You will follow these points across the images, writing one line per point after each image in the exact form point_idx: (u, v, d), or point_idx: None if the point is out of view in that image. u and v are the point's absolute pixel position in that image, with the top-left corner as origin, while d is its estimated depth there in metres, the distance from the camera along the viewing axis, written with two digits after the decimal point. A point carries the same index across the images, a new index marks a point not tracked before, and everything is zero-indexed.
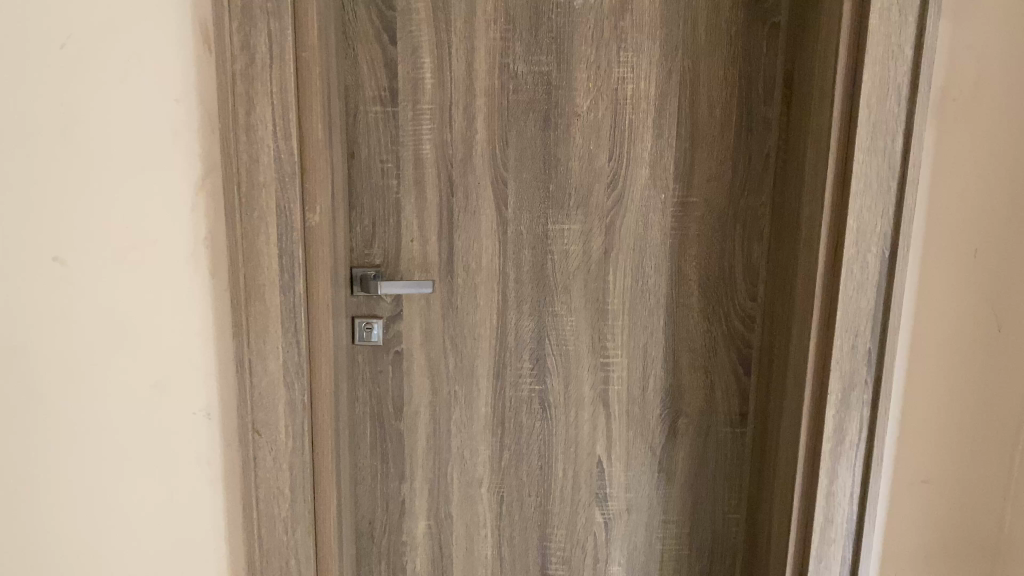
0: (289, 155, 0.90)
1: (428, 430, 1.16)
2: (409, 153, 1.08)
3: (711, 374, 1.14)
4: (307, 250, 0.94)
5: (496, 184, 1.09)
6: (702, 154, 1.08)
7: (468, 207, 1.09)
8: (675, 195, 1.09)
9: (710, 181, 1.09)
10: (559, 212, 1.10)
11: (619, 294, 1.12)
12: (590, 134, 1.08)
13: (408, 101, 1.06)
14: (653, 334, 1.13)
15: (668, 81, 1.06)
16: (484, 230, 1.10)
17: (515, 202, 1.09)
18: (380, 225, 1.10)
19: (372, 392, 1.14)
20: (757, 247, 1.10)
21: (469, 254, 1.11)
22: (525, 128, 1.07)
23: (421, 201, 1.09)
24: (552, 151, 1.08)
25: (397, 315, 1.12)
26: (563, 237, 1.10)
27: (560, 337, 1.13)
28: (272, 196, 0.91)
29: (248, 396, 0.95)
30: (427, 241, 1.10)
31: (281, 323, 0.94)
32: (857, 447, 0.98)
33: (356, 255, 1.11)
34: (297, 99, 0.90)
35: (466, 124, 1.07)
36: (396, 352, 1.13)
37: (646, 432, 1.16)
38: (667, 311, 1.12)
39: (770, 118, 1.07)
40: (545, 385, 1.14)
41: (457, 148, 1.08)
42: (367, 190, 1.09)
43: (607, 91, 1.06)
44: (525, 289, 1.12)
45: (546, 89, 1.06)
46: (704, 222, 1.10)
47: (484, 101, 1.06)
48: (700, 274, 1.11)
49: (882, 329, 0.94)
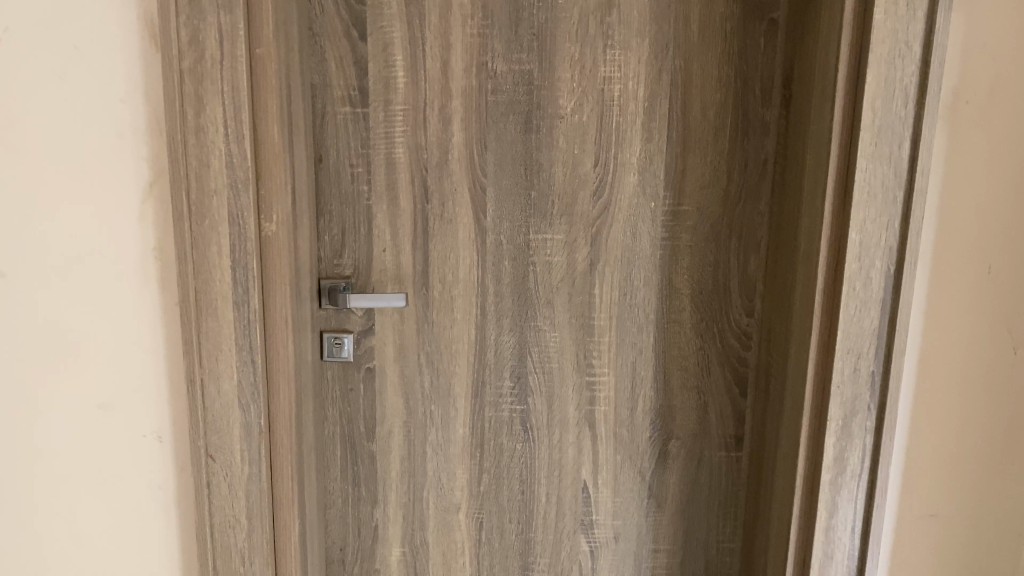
0: (243, 159, 0.83)
1: (402, 452, 1.09)
2: (381, 158, 1.01)
3: (705, 395, 1.07)
4: (264, 262, 0.87)
5: (474, 190, 1.02)
6: (694, 159, 1.01)
7: (444, 215, 1.02)
8: (666, 203, 1.02)
9: (703, 188, 1.01)
10: (542, 221, 1.02)
11: (606, 310, 1.05)
12: (574, 137, 1.00)
13: (380, 102, 1.00)
14: (643, 352, 1.06)
15: (658, 81, 0.99)
16: (461, 240, 1.03)
17: (494, 210, 1.02)
18: (350, 234, 1.03)
19: (343, 411, 1.07)
20: (754, 259, 1.03)
21: (445, 265, 1.04)
22: (505, 131, 1.00)
23: (394, 208, 1.02)
24: (534, 155, 1.01)
25: (369, 330, 1.05)
26: (546, 247, 1.03)
27: (543, 354, 1.06)
28: (225, 204, 0.84)
29: (200, 419, 0.88)
30: (400, 250, 1.03)
31: (235, 341, 0.87)
32: (860, 478, 0.90)
33: (325, 265, 1.04)
34: (252, 98, 0.83)
35: (442, 126, 1.00)
36: (367, 369, 1.06)
37: (635, 456, 1.08)
38: (658, 327, 1.05)
39: (769, 121, 0.99)
40: (526, 405, 1.07)
41: (432, 152, 1.01)
42: (336, 197, 1.02)
43: (593, 92, 0.99)
44: (506, 303, 1.05)
45: (528, 89, 0.99)
46: (697, 232, 1.02)
47: (461, 101, 0.99)
48: (693, 288, 1.04)
49: (887, 351, 0.87)
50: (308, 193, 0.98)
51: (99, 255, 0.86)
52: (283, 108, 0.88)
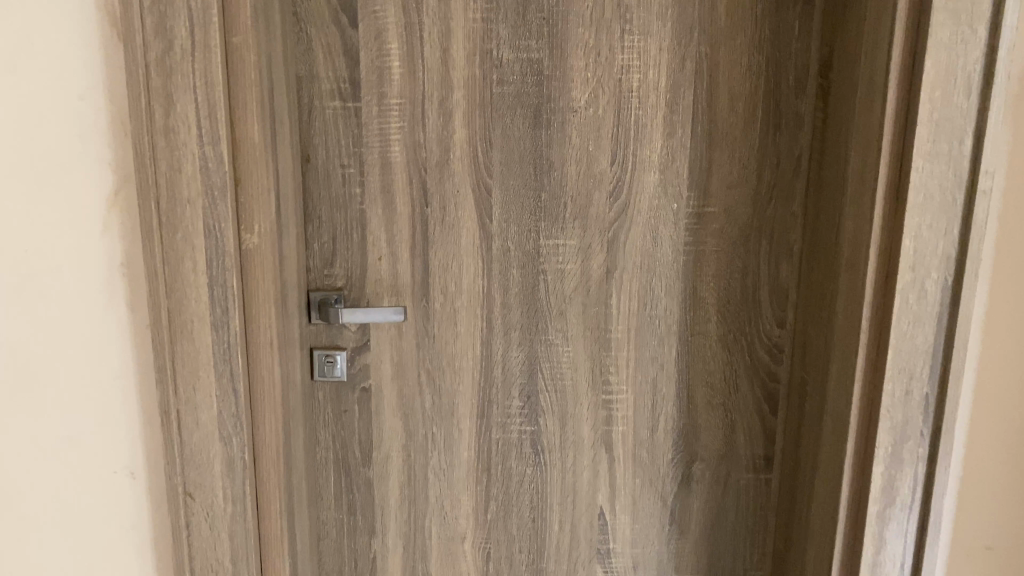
0: (220, 163, 0.74)
1: (402, 478, 0.99)
2: (375, 157, 0.91)
3: (731, 413, 0.98)
4: (245, 277, 0.78)
5: (478, 192, 0.92)
6: (721, 156, 0.91)
7: (445, 220, 0.93)
8: (690, 204, 0.92)
9: (730, 188, 0.92)
10: (553, 224, 0.93)
11: (623, 322, 0.95)
12: (589, 133, 0.91)
13: (373, 95, 0.90)
14: (664, 368, 0.96)
15: (681, 69, 0.89)
16: (463, 246, 0.93)
17: (501, 213, 0.93)
18: (341, 241, 0.93)
19: (336, 435, 0.98)
20: (785, 265, 0.94)
21: (447, 274, 0.94)
22: (513, 127, 0.91)
23: (390, 212, 0.93)
24: (544, 153, 0.91)
25: (364, 346, 0.96)
26: (557, 254, 0.94)
27: (555, 371, 0.97)
28: (199, 214, 0.74)
29: (176, 454, 0.79)
30: (397, 259, 0.94)
31: (214, 367, 0.77)
32: (910, 509, 0.82)
33: (314, 276, 0.94)
34: (229, 94, 0.74)
35: (442, 121, 0.90)
36: (362, 389, 0.97)
37: (656, 480, 1.00)
38: (681, 340, 0.96)
39: (803, 113, 0.90)
40: (536, 426, 0.98)
41: (432, 150, 0.91)
42: (326, 200, 0.92)
43: (609, 82, 0.89)
44: (513, 316, 0.95)
45: (537, 79, 0.89)
46: (724, 235, 0.93)
47: (464, 94, 0.90)
48: (719, 298, 0.95)
49: (943, 371, 0.78)
50: (294, 198, 0.88)
51: (59, 272, 0.75)
52: (263, 105, 0.78)
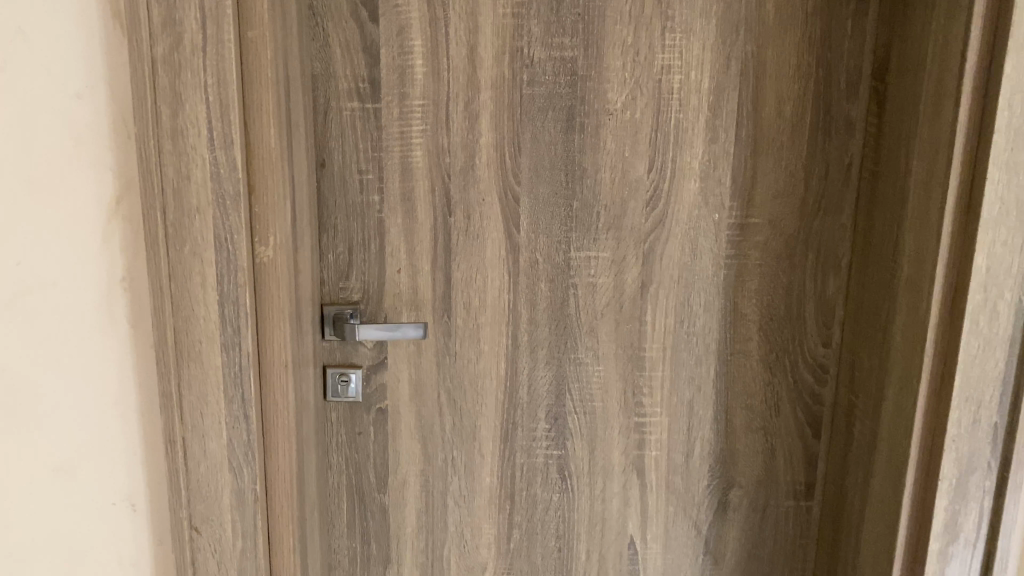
0: (233, 169, 0.67)
1: (420, 505, 0.93)
2: (395, 162, 0.85)
3: (771, 436, 0.92)
4: (258, 293, 0.71)
5: (506, 201, 0.86)
6: (767, 164, 0.85)
7: (470, 230, 0.86)
8: (733, 215, 0.86)
9: (775, 198, 0.86)
10: (585, 235, 0.87)
11: (658, 340, 0.89)
12: (625, 137, 0.85)
13: (393, 96, 0.83)
14: (701, 389, 0.90)
15: (726, 70, 0.83)
16: (489, 258, 0.87)
17: (529, 222, 0.86)
18: (357, 252, 0.87)
19: (350, 458, 0.91)
20: (833, 280, 0.88)
21: (470, 288, 0.88)
22: (544, 130, 0.84)
23: (411, 221, 0.86)
24: (576, 159, 0.85)
25: (380, 364, 0.89)
26: (589, 266, 0.88)
27: (584, 392, 0.90)
28: (209, 224, 0.68)
29: (181, 486, 0.72)
30: (418, 271, 0.87)
31: (224, 391, 0.71)
32: (975, 546, 0.76)
33: (328, 289, 0.88)
34: (243, 94, 0.67)
35: (468, 124, 0.84)
36: (378, 410, 0.90)
37: (690, 507, 0.93)
38: (720, 359, 0.90)
39: (855, 118, 0.84)
40: (564, 450, 0.92)
41: (456, 155, 0.85)
42: (341, 208, 0.86)
43: (648, 83, 0.83)
44: (541, 333, 0.89)
45: (571, 80, 0.83)
46: (768, 248, 0.87)
47: (491, 95, 0.83)
48: (761, 314, 0.89)
49: (1013, 399, 0.72)
50: (309, 206, 0.82)
51: (54, 287, 0.68)
52: (277, 106, 0.71)
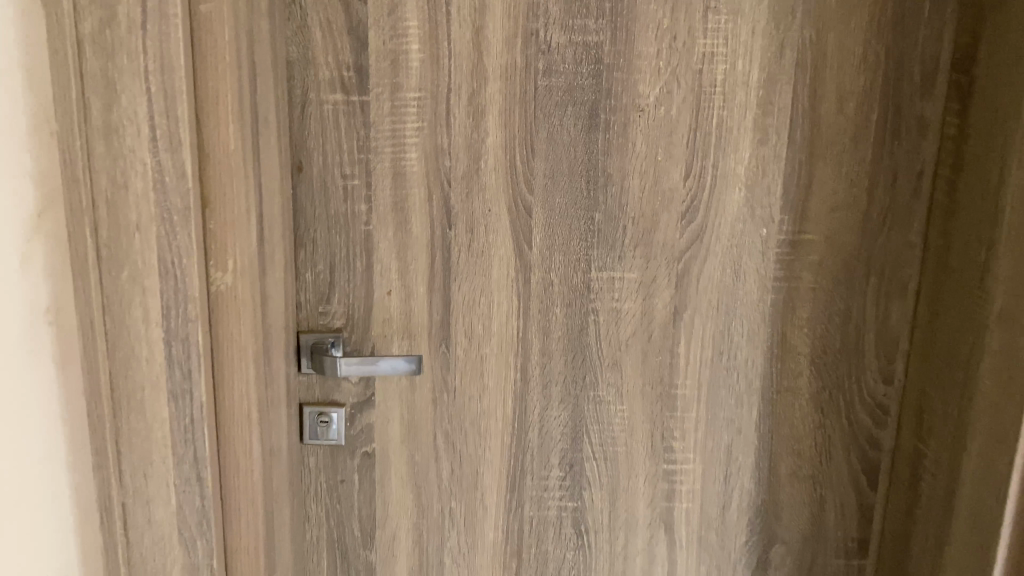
0: (181, 178, 0.54)
1: (412, 563, 0.80)
2: (385, 166, 0.72)
3: (820, 486, 0.79)
4: (213, 329, 0.58)
5: (516, 212, 0.73)
6: (824, 171, 0.72)
7: (473, 246, 0.73)
8: (783, 230, 0.73)
9: (833, 211, 0.73)
10: (608, 253, 0.74)
11: (692, 376, 0.76)
12: (658, 138, 0.71)
13: (383, 87, 0.70)
14: (740, 432, 0.78)
15: (779, 59, 0.70)
16: (495, 279, 0.74)
17: (543, 237, 0.73)
18: (340, 271, 0.73)
19: (331, 510, 0.78)
20: (897, 307, 0.75)
21: (473, 314, 0.75)
22: (561, 130, 0.71)
23: (404, 235, 0.73)
24: (600, 163, 0.72)
25: (366, 403, 0.76)
26: (613, 290, 0.74)
27: (605, 435, 0.77)
28: (151, 245, 0.55)
29: (121, 563, 0.59)
30: (411, 293, 0.74)
31: (170, 447, 0.58)
32: None
33: (305, 313, 0.74)
34: (194, 84, 0.54)
35: (472, 121, 0.71)
36: (364, 454, 0.77)
37: (725, 566, 0.81)
38: (763, 398, 0.77)
39: (930, 117, 0.71)
40: (581, 501, 0.79)
41: (457, 158, 0.72)
42: (321, 220, 0.72)
43: (686, 74, 0.70)
44: (555, 367, 0.76)
45: (595, 69, 0.70)
46: (823, 270, 0.74)
47: (500, 87, 0.70)
48: (814, 346, 0.76)
49: None
50: (282, 218, 0.68)
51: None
52: (238, 99, 0.58)
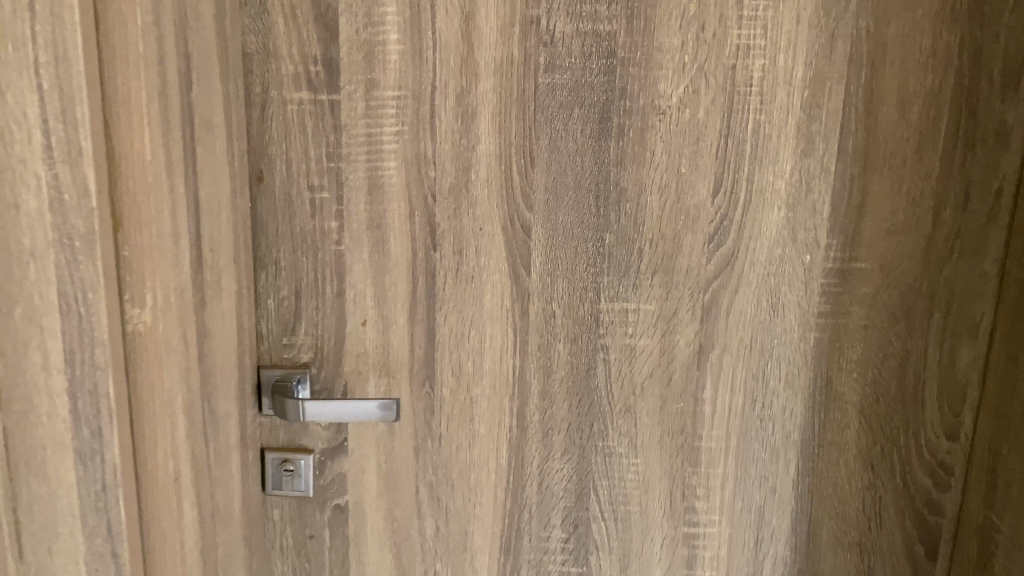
0: (83, 196, 0.43)
1: None
2: (359, 176, 0.61)
3: (869, 557, 0.66)
4: (130, 379, 0.48)
5: (512, 231, 0.62)
6: (881, 187, 0.60)
7: (462, 270, 0.63)
8: (830, 256, 0.61)
9: (890, 236, 0.61)
10: (621, 280, 0.62)
11: (718, 426, 0.65)
12: (682, 147, 0.60)
13: (356, 83, 0.59)
14: (774, 491, 0.66)
15: (830, 52, 0.58)
16: (487, 310, 0.63)
17: (543, 262, 0.62)
18: (307, 298, 0.63)
19: (299, 569, 0.68)
20: (966, 348, 0.62)
21: (462, 349, 0.64)
22: (566, 136, 0.60)
23: (381, 257, 0.62)
24: (612, 175, 0.61)
25: (338, 449, 0.66)
26: (626, 324, 0.63)
27: (615, 493, 0.66)
28: (50, 277, 0.43)
29: None
30: (390, 325, 0.64)
31: (79, 520, 0.47)
32: None
33: (268, 345, 0.64)
34: (100, 81, 0.43)
35: (461, 125, 0.60)
36: (336, 508, 0.67)
37: None
38: (803, 453, 0.65)
39: (1014, 123, 0.58)
40: (586, 567, 0.68)
41: (443, 168, 0.61)
42: (285, 238, 0.62)
43: (716, 71, 0.59)
44: (557, 413, 0.65)
45: (607, 63, 0.59)
46: (877, 304, 0.62)
47: (494, 85, 0.59)
48: (863, 393, 0.63)
49: None
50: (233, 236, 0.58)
51: None
52: (156, 98, 0.48)
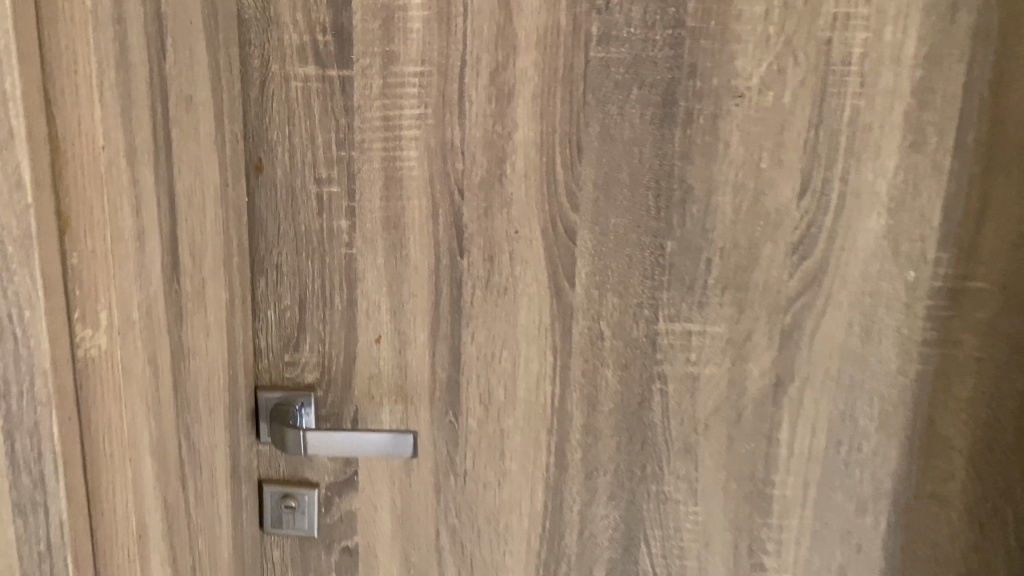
0: (17, 188, 0.34)
1: None
2: (374, 167, 0.52)
3: None
4: (81, 416, 0.38)
5: (554, 236, 0.52)
6: (1006, 190, 0.49)
7: (493, 281, 0.53)
8: (940, 272, 0.50)
9: (1015, 250, 0.50)
10: (684, 297, 0.52)
11: (795, 471, 0.54)
12: (762, 138, 0.50)
13: (372, 57, 0.50)
14: (860, 550, 0.55)
15: (950, 24, 0.47)
16: (523, 328, 0.53)
17: (590, 272, 0.52)
18: (313, 309, 0.54)
19: None
20: None
21: (492, 373, 0.54)
22: (621, 123, 0.50)
23: (399, 264, 0.53)
24: (675, 170, 0.50)
25: (347, 485, 0.57)
26: (688, 349, 0.53)
27: (670, 545, 0.56)
28: None
29: None
30: (408, 343, 0.54)
31: None
32: None
33: (267, 363, 0.55)
34: (38, 44, 0.34)
35: (496, 108, 0.50)
36: (344, 551, 0.58)
37: None
38: (896, 506, 0.54)
39: None
40: None
41: (473, 159, 0.51)
42: (287, 239, 0.53)
43: (807, 45, 0.48)
44: (603, 451, 0.55)
45: (674, 35, 0.49)
46: (995, 331, 0.51)
47: (536, 60, 0.49)
48: (974, 438, 0.52)
49: None
50: (200, 243, 0.47)
51: None
52: (113, 67, 0.39)
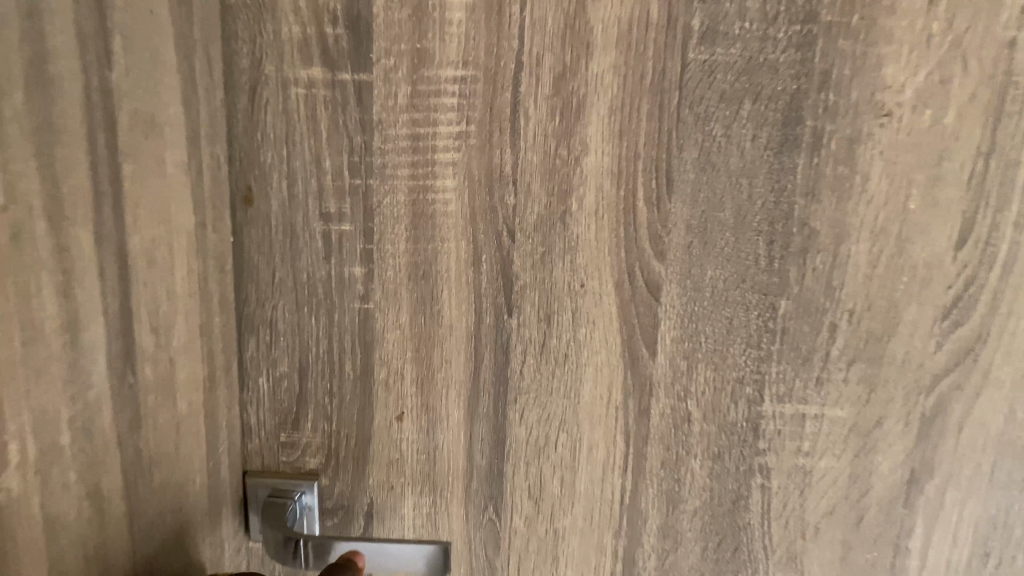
0: None
1: None
2: (397, 200, 0.39)
3: None
4: None
5: (632, 292, 0.40)
6: None
7: (550, 347, 0.41)
8: None
9: None
10: (798, 373, 0.40)
11: None
12: (912, 170, 0.38)
13: (397, 57, 0.38)
14: None
15: None
16: (587, 407, 0.42)
17: (676, 338, 0.40)
18: (316, 379, 0.42)
19: None
20: None
21: (545, 461, 0.43)
22: (726, 147, 0.38)
23: (429, 323, 0.41)
24: (796, 210, 0.38)
25: None
26: (801, 436, 0.41)
27: None
28: None
29: None
30: (438, 421, 0.42)
31: None
32: None
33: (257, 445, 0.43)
34: None
35: (561, 125, 0.38)
36: None
37: None
38: None
39: None
40: None
41: (528, 192, 0.39)
42: (283, 290, 0.41)
43: (982, 49, 0.36)
44: (683, 558, 0.43)
45: (802, 32, 0.36)
46: None
47: (616, 64, 0.37)
48: None
49: None
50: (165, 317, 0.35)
51: None
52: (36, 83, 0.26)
